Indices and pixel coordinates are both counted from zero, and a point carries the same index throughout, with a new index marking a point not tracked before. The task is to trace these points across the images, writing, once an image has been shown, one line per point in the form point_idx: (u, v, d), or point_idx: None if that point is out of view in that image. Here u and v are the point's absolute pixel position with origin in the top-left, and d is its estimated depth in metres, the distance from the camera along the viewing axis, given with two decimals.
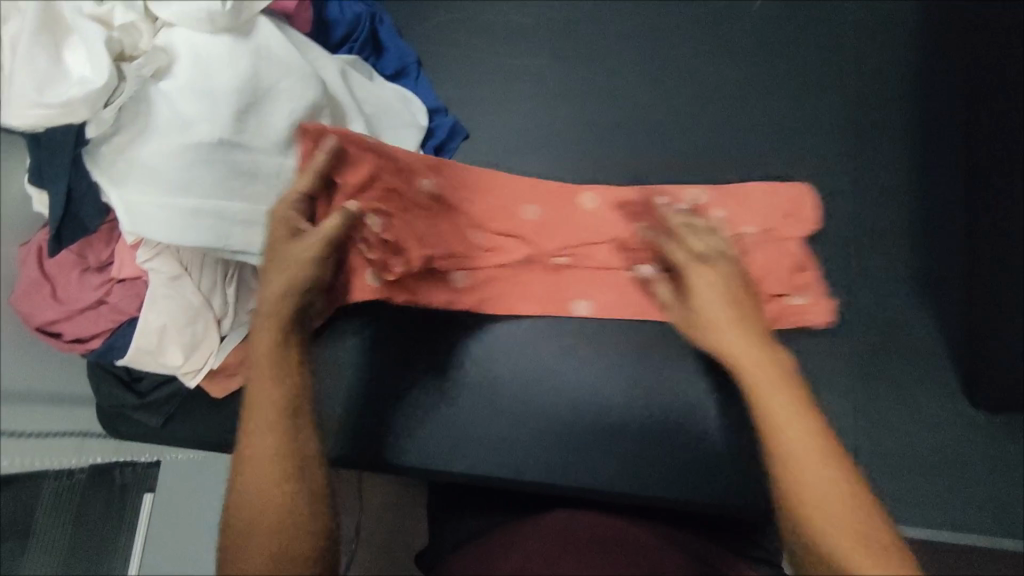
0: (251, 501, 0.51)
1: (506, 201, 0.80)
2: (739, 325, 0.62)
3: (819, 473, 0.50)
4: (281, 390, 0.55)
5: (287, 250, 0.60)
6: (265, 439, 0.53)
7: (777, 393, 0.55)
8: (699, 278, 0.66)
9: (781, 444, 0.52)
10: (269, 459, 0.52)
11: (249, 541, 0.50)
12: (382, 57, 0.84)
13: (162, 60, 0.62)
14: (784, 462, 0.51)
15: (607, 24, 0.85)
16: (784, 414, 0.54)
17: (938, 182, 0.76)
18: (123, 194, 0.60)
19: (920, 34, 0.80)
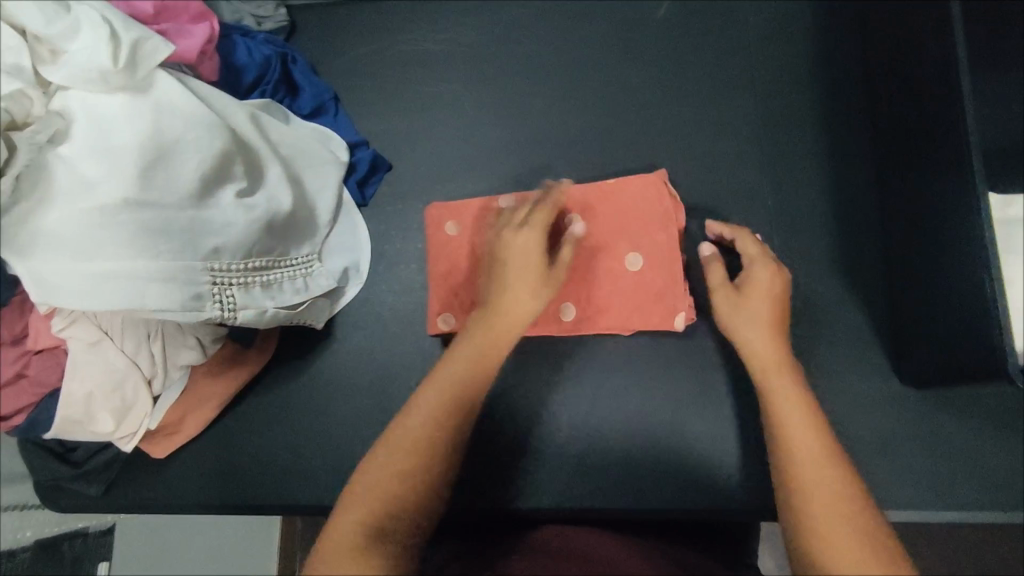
0: (368, 483, 0.55)
1: (439, 226, 0.81)
2: (770, 326, 0.63)
3: (827, 485, 0.50)
4: (430, 418, 0.58)
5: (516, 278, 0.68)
6: (418, 429, 0.58)
7: (786, 395, 0.57)
8: (762, 275, 0.66)
9: (791, 456, 0.53)
10: (402, 455, 0.56)
11: (360, 511, 0.53)
12: (297, 97, 0.84)
13: (60, 125, 0.60)
14: (798, 475, 0.52)
15: (517, 44, 0.86)
16: (793, 423, 0.55)
17: (858, 165, 0.77)
18: (30, 266, 0.58)
19: (824, 23, 0.80)
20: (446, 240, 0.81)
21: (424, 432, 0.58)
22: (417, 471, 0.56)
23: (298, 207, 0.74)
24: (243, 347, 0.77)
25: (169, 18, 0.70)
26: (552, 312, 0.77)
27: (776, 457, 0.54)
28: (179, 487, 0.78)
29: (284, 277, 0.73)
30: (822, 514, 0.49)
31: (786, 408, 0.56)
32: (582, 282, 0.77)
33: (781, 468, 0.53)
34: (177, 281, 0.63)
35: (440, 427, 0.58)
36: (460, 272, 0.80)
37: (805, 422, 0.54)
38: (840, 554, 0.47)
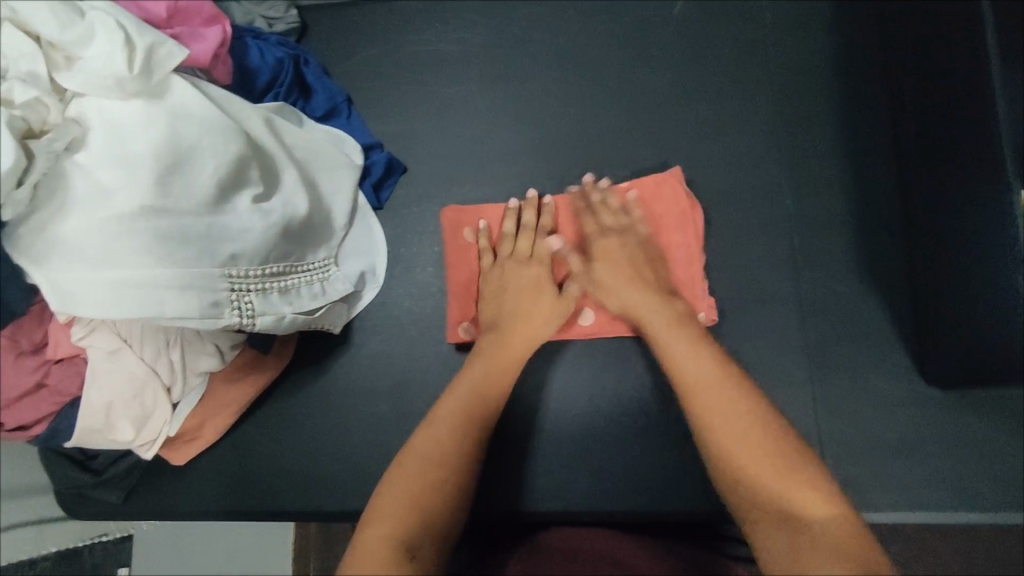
0: (400, 487, 0.55)
1: (458, 229, 0.81)
2: (639, 280, 0.70)
3: (721, 398, 0.57)
4: (446, 428, 0.60)
5: (517, 305, 0.72)
6: (435, 439, 0.59)
7: (673, 337, 0.64)
8: (605, 244, 0.73)
9: (685, 386, 0.60)
10: (422, 462, 0.57)
11: (384, 517, 0.52)
12: (310, 99, 0.83)
13: (76, 132, 0.59)
14: (691, 396, 0.59)
15: (531, 42, 0.85)
16: (685, 360, 0.62)
17: (879, 163, 0.76)
18: (49, 274, 0.58)
19: (844, 17, 0.79)
20: (466, 243, 0.80)
21: (449, 443, 0.59)
22: (445, 476, 0.57)
23: (314, 211, 0.74)
24: (260, 353, 0.77)
25: (182, 21, 0.69)
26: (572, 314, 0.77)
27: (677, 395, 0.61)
28: (198, 494, 0.78)
29: (301, 282, 0.72)
30: (719, 430, 0.56)
31: (672, 342, 0.64)
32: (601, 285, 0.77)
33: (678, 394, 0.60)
34: (196, 289, 0.63)
35: (464, 439, 0.60)
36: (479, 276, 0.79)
37: (691, 353, 0.62)
38: (743, 456, 0.53)
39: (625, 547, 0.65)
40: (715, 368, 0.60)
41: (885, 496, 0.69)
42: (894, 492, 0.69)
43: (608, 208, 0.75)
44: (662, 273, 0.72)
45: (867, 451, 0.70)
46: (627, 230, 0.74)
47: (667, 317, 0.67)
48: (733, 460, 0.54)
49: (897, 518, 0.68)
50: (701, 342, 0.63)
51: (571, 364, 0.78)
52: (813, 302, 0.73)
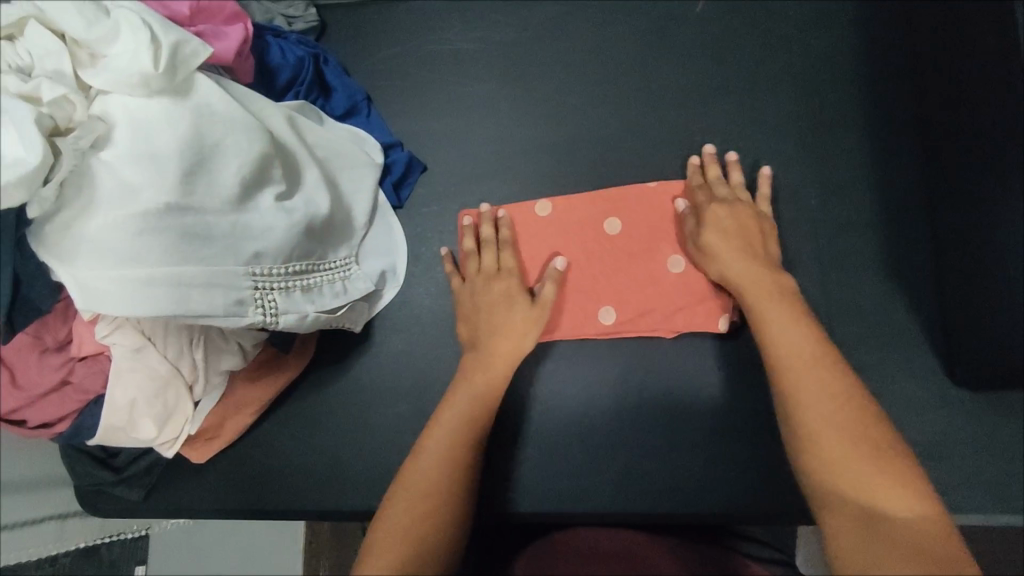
0: (410, 496, 0.61)
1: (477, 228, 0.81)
2: (744, 251, 0.68)
3: (817, 384, 0.57)
4: (449, 438, 0.66)
5: (494, 317, 0.74)
6: (441, 448, 0.65)
7: (776, 313, 0.63)
8: (716, 212, 0.71)
9: (776, 359, 0.61)
10: (431, 470, 0.63)
11: (396, 522, 0.59)
12: (330, 98, 0.83)
13: (101, 129, 0.59)
14: (786, 376, 0.59)
15: (551, 41, 0.85)
16: (785, 336, 0.61)
17: (901, 165, 0.76)
18: (73, 272, 0.58)
19: (865, 20, 0.80)
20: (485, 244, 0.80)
21: (451, 452, 0.65)
22: (448, 483, 0.63)
23: (335, 210, 0.74)
24: (281, 351, 0.77)
25: (205, 19, 0.69)
26: (591, 314, 0.77)
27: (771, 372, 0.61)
28: (219, 492, 0.78)
29: (323, 281, 0.72)
30: (812, 415, 0.56)
31: (773, 317, 0.63)
32: (571, 294, 0.78)
33: (772, 370, 0.60)
34: (220, 287, 0.63)
35: (465, 447, 0.66)
36: None
37: (793, 332, 0.61)
38: (832, 448, 0.54)
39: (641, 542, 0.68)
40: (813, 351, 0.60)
41: None
42: None
43: (722, 180, 0.75)
44: (766, 248, 0.70)
45: None
46: (737, 202, 0.72)
47: (768, 291, 0.65)
48: (823, 447, 0.55)
49: None
50: (803, 318, 0.62)
51: (574, 355, 0.78)
52: (832, 304, 0.74)
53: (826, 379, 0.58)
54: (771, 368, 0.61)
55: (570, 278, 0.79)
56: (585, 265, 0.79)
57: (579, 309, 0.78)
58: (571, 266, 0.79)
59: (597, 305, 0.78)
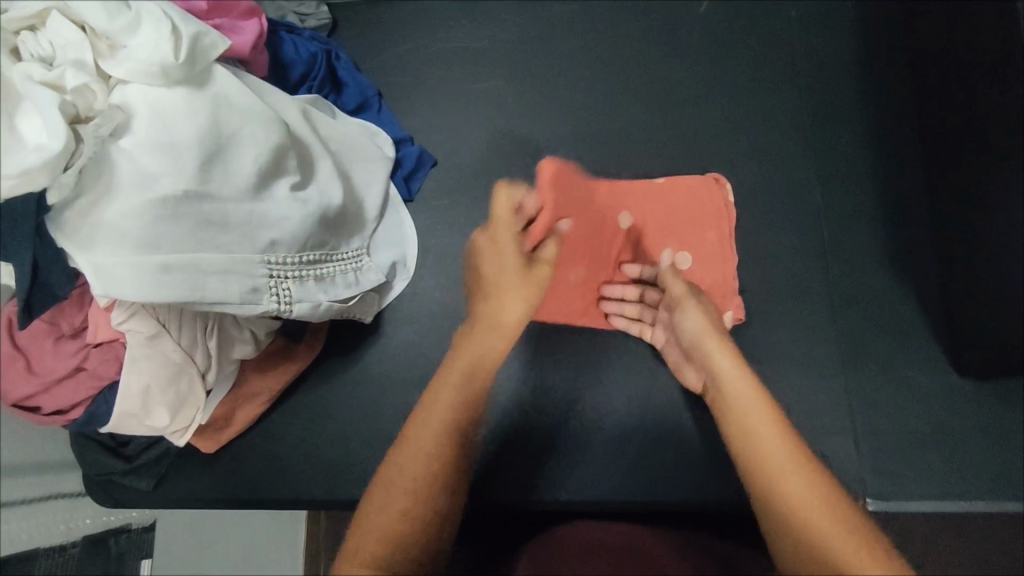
0: (397, 492, 0.56)
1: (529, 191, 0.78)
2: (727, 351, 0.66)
3: (818, 505, 0.52)
4: (451, 414, 0.61)
5: (500, 276, 0.71)
6: (438, 425, 0.60)
7: (764, 430, 0.57)
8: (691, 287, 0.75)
9: (771, 479, 0.55)
10: (429, 451, 0.59)
11: (385, 509, 0.55)
12: (342, 93, 0.85)
13: (120, 118, 0.59)
14: (783, 498, 0.53)
15: (558, 40, 0.87)
16: (776, 452, 0.56)
17: (897, 162, 0.78)
18: (90, 257, 0.57)
19: (861, 23, 0.82)
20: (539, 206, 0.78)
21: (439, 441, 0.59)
22: (433, 475, 0.58)
23: (348, 202, 0.74)
24: (292, 341, 0.79)
25: (223, 14, 0.71)
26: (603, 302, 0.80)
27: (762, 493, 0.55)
28: (229, 483, 0.78)
29: (336, 271, 0.73)
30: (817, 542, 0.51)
31: (763, 432, 0.57)
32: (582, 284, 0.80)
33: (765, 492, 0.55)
34: (237, 274, 0.64)
35: (454, 434, 0.61)
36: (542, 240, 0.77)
37: (781, 443, 0.56)
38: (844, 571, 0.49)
39: (652, 541, 0.66)
40: (797, 454, 0.56)
41: (905, 482, 0.70)
42: (914, 479, 0.71)
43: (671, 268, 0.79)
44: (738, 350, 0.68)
45: (888, 439, 0.72)
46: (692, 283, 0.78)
47: (751, 391, 0.61)
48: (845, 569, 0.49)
49: (926, 506, 0.70)
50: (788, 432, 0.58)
51: (578, 346, 0.79)
52: (836, 296, 0.76)
53: (815, 483, 0.54)
54: (761, 492, 0.55)
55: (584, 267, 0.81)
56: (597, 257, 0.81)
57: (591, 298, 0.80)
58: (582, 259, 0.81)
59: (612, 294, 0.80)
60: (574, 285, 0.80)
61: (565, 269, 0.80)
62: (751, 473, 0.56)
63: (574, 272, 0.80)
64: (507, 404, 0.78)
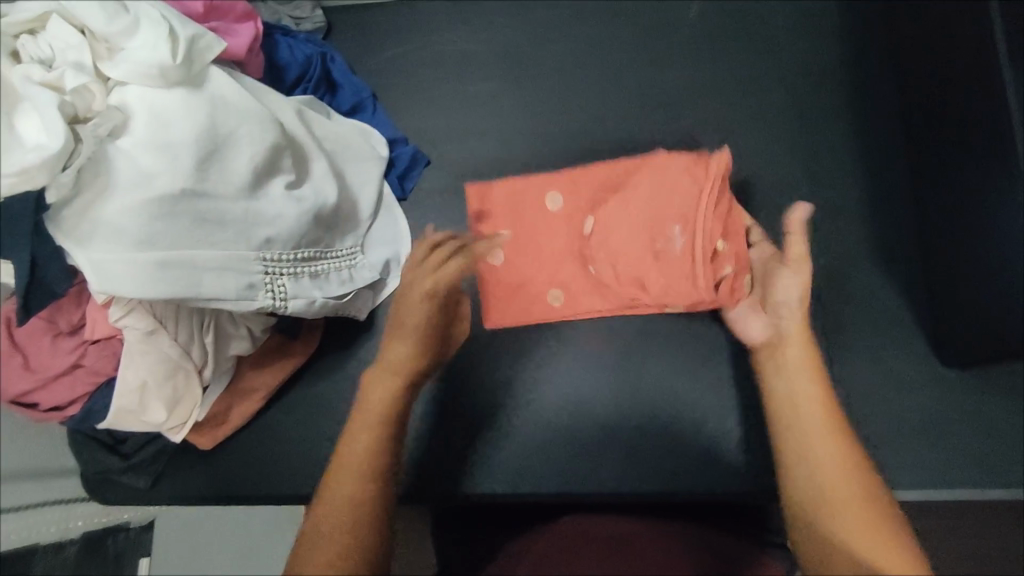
0: (342, 481, 0.57)
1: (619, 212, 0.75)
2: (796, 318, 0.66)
3: (830, 459, 0.55)
4: (379, 422, 0.61)
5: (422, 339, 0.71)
6: (376, 411, 0.62)
7: (800, 384, 0.60)
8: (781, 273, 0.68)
9: (791, 428, 0.58)
10: (366, 447, 0.59)
11: (334, 497, 0.56)
12: (337, 95, 0.86)
13: (118, 119, 0.60)
14: (801, 447, 0.56)
15: (550, 41, 0.89)
16: (807, 407, 0.58)
17: (881, 158, 0.80)
18: (89, 254, 0.58)
19: (845, 23, 0.84)
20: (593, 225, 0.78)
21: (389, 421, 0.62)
22: (383, 460, 0.59)
23: (342, 200, 0.76)
24: (288, 338, 0.80)
25: (218, 16, 0.72)
26: (540, 297, 0.81)
27: (779, 436, 0.59)
28: (228, 476, 0.80)
29: (331, 268, 0.74)
30: (816, 491, 0.54)
31: (798, 387, 0.60)
32: (520, 292, 0.82)
33: (784, 445, 0.58)
34: (232, 270, 0.65)
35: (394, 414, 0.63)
36: (565, 253, 0.82)
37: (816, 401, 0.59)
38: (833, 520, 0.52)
39: (641, 531, 0.67)
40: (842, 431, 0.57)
41: (892, 470, 0.72)
42: (901, 467, 0.72)
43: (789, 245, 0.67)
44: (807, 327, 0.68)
45: (875, 428, 0.73)
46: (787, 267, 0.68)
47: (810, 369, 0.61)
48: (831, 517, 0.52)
49: (911, 494, 0.71)
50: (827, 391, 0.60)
51: (567, 341, 0.81)
52: (825, 288, 0.77)
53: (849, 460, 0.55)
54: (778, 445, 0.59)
55: (621, 224, 0.74)
56: (654, 271, 0.72)
57: (592, 290, 0.79)
58: (620, 235, 0.74)
59: (542, 204, 0.83)
60: (591, 271, 0.79)
61: (590, 253, 0.78)
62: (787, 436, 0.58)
63: (592, 258, 0.78)
64: (501, 398, 0.80)
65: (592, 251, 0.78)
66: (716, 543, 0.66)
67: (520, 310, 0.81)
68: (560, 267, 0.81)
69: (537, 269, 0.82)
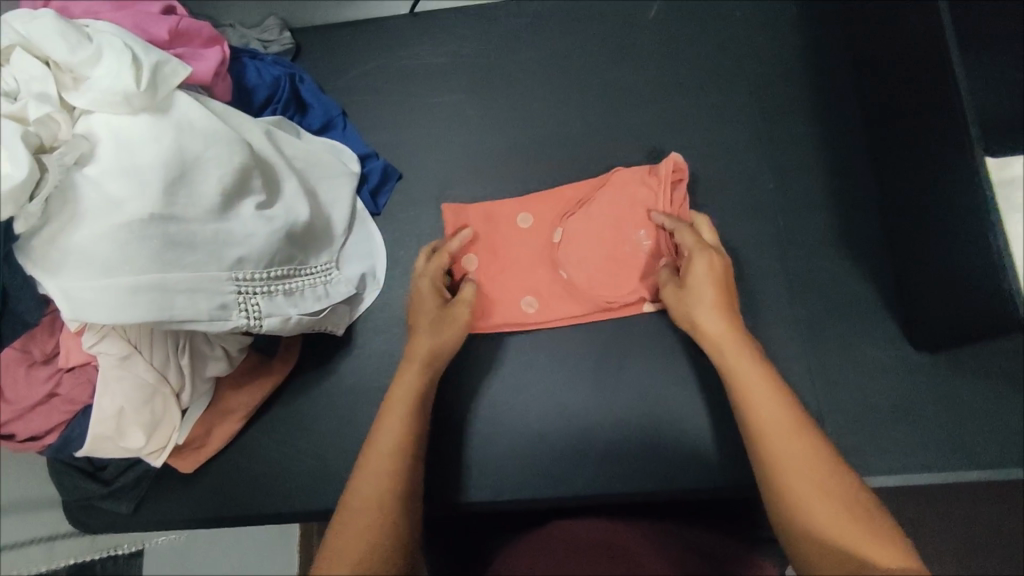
0: (370, 474, 0.59)
1: (586, 224, 0.82)
2: (720, 304, 0.66)
3: (799, 451, 0.55)
4: (405, 418, 0.64)
5: (438, 317, 0.73)
6: (400, 402, 0.65)
7: (753, 378, 0.59)
8: (701, 262, 0.68)
9: (756, 425, 0.57)
10: (394, 437, 0.62)
11: (356, 489, 0.59)
12: (306, 114, 0.87)
13: (85, 147, 0.60)
14: (765, 444, 0.56)
15: (516, 51, 0.90)
16: (766, 402, 0.58)
17: (843, 151, 0.82)
18: (60, 282, 0.58)
19: (802, 21, 0.86)
20: (565, 235, 0.82)
21: (411, 418, 0.64)
22: (405, 461, 0.61)
23: (315, 218, 0.76)
24: (265, 357, 0.80)
25: (184, 43, 0.73)
26: (514, 304, 0.82)
27: (746, 432, 0.58)
28: (208, 499, 0.79)
29: (305, 284, 0.75)
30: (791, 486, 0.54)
31: (752, 381, 0.59)
32: (491, 300, 0.82)
33: (752, 442, 0.57)
34: (204, 292, 0.64)
35: (420, 410, 0.66)
36: (537, 259, 0.84)
37: (771, 396, 0.58)
38: (811, 513, 0.52)
39: (620, 531, 0.67)
40: (797, 425, 0.56)
41: (869, 458, 0.72)
42: (879, 455, 0.72)
43: (690, 232, 0.72)
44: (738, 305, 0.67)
45: (850, 417, 0.73)
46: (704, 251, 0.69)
47: (754, 365, 0.61)
48: (809, 511, 0.52)
49: (888, 481, 0.72)
50: (780, 385, 0.59)
51: (546, 349, 0.81)
52: (795, 280, 0.78)
53: (809, 452, 0.55)
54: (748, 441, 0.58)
55: (584, 237, 0.82)
56: (621, 272, 0.80)
57: (564, 296, 0.82)
58: (588, 245, 0.82)
59: (512, 213, 0.85)
60: (560, 278, 0.82)
61: (564, 261, 0.82)
62: (747, 438, 0.58)
63: (563, 264, 0.82)
64: (481, 406, 0.80)
65: (565, 260, 0.82)
66: (697, 541, 0.66)
67: (488, 307, 0.82)
68: (533, 275, 0.83)
69: (509, 274, 0.83)
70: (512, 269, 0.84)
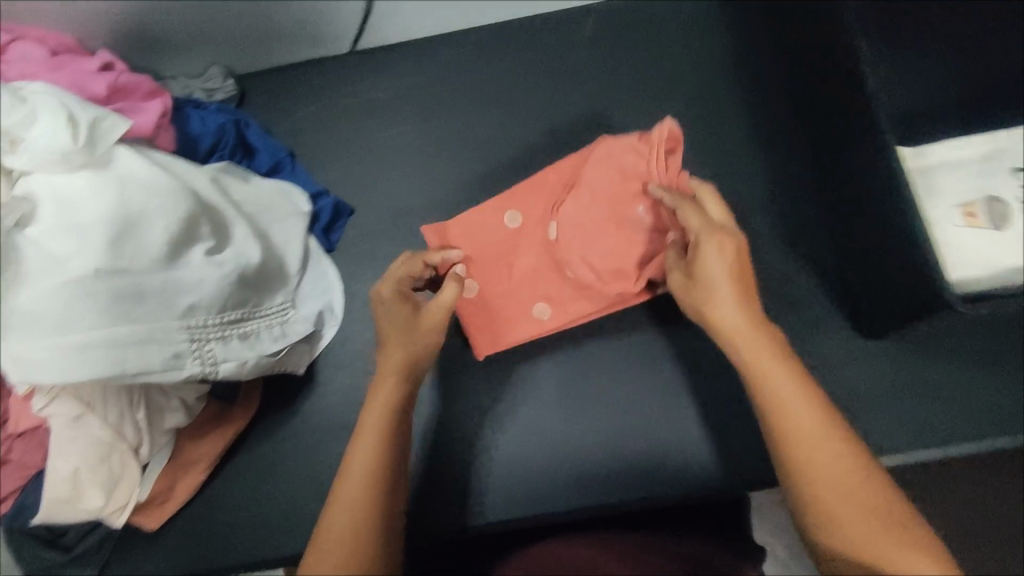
0: (344, 511, 0.58)
1: (576, 215, 0.83)
2: (738, 292, 0.63)
3: (828, 453, 0.57)
4: (379, 447, 0.62)
5: (410, 328, 0.69)
6: (376, 426, 0.63)
7: (782, 378, 0.59)
8: (710, 248, 0.64)
9: (787, 427, 0.58)
10: (370, 469, 0.60)
11: (325, 523, 0.58)
12: (254, 158, 0.88)
13: (25, 208, 0.60)
14: (792, 447, 0.58)
15: (456, 81, 0.92)
16: (794, 403, 0.58)
17: (777, 154, 0.85)
18: (5, 347, 0.57)
19: (729, 31, 0.90)
20: (558, 231, 0.84)
21: (385, 446, 0.62)
22: (379, 493, 0.60)
23: (268, 259, 0.76)
24: (226, 404, 0.79)
25: (123, 97, 0.73)
26: (527, 308, 0.85)
27: (772, 430, 0.59)
28: (178, 554, 0.78)
29: (261, 326, 0.75)
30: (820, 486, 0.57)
31: (783, 383, 0.59)
32: (486, 311, 0.84)
33: (779, 442, 0.58)
34: (156, 343, 0.64)
35: (393, 431, 0.63)
36: (535, 262, 0.86)
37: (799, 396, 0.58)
38: (836, 512, 0.56)
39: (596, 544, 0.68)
40: (824, 423, 0.58)
41: None
42: None
43: (693, 210, 0.67)
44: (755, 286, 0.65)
45: None
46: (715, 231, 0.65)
47: (780, 363, 0.60)
48: (835, 510, 0.56)
49: None
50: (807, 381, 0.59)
51: (529, 373, 0.83)
52: None
53: (835, 452, 0.57)
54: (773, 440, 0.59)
55: (577, 230, 0.83)
56: (622, 254, 0.81)
57: (575, 292, 0.84)
58: (583, 232, 0.83)
59: (495, 223, 0.86)
60: (567, 277, 0.85)
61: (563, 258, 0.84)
62: (771, 435, 0.60)
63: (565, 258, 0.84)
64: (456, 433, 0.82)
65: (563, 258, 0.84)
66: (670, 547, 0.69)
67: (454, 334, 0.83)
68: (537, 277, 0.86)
69: (507, 282, 0.86)
70: (501, 280, 0.86)
